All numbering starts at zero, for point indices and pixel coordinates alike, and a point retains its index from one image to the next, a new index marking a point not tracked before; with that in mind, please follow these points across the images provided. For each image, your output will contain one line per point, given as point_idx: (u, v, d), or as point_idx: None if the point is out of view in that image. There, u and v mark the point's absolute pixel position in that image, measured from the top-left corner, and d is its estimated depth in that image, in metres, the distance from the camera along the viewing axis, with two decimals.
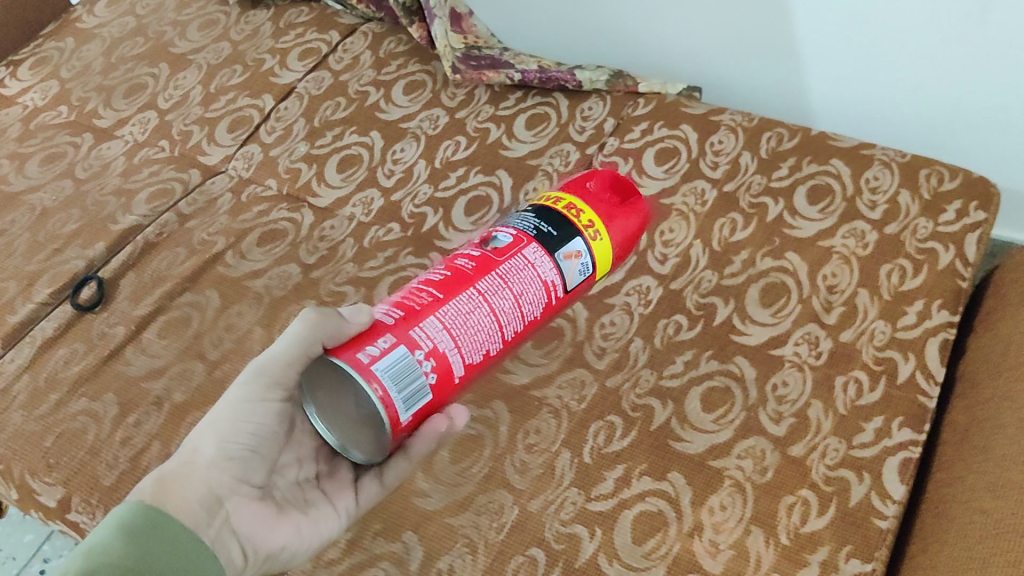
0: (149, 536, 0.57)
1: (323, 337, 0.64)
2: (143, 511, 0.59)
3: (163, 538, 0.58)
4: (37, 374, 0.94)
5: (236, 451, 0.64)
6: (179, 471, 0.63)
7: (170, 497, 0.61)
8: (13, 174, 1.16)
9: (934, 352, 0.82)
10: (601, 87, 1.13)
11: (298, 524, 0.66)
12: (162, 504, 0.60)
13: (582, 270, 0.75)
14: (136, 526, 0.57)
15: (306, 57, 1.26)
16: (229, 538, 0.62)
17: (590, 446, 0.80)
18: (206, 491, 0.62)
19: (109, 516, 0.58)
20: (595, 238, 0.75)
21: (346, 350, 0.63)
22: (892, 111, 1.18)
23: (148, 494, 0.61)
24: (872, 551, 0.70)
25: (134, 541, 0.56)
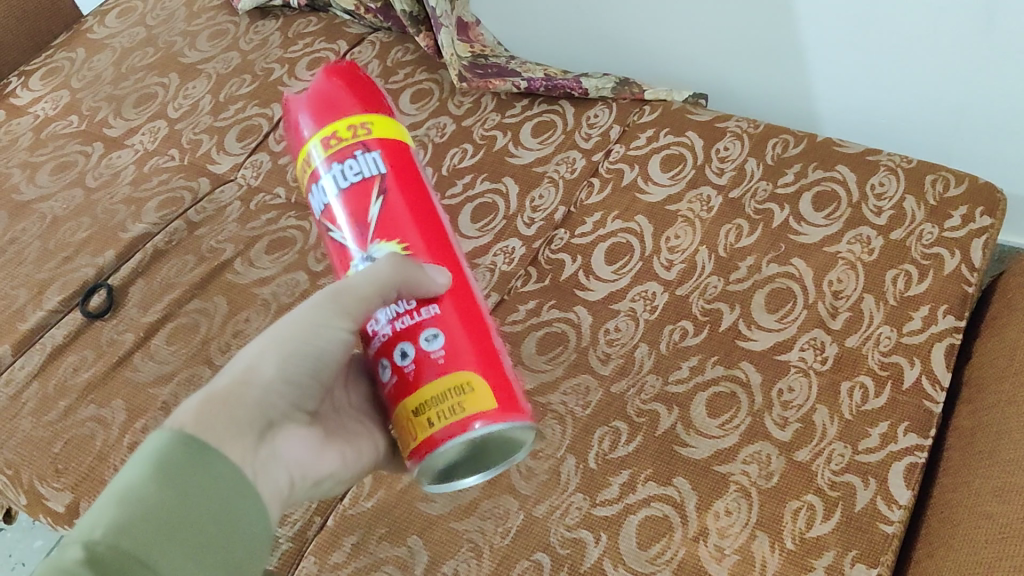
0: (192, 470, 0.51)
1: (403, 287, 0.56)
2: (186, 440, 0.52)
3: (207, 468, 0.52)
4: (46, 381, 0.95)
5: (294, 377, 0.59)
6: (229, 390, 0.56)
7: (220, 419, 0.55)
8: (23, 183, 1.17)
9: (940, 358, 0.82)
10: (607, 94, 1.13)
11: (342, 454, 0.65)
12: (214, 417, 0.55)
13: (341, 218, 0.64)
14: (177, 457, 0.51)
15: (314, 67, 1.26)
16: (275, 465, 0.58)
17: (596, 452, 0.80)
18: (258, 412, 0.57)
19: (143, 448, 0.52)
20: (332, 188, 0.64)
21: (488, 412, 0.56)
22: (899, 117, 1.18)
23: (198, 418, 0.54)
24: (877, 556, 0.70)
25: (174, 474, 0.51)
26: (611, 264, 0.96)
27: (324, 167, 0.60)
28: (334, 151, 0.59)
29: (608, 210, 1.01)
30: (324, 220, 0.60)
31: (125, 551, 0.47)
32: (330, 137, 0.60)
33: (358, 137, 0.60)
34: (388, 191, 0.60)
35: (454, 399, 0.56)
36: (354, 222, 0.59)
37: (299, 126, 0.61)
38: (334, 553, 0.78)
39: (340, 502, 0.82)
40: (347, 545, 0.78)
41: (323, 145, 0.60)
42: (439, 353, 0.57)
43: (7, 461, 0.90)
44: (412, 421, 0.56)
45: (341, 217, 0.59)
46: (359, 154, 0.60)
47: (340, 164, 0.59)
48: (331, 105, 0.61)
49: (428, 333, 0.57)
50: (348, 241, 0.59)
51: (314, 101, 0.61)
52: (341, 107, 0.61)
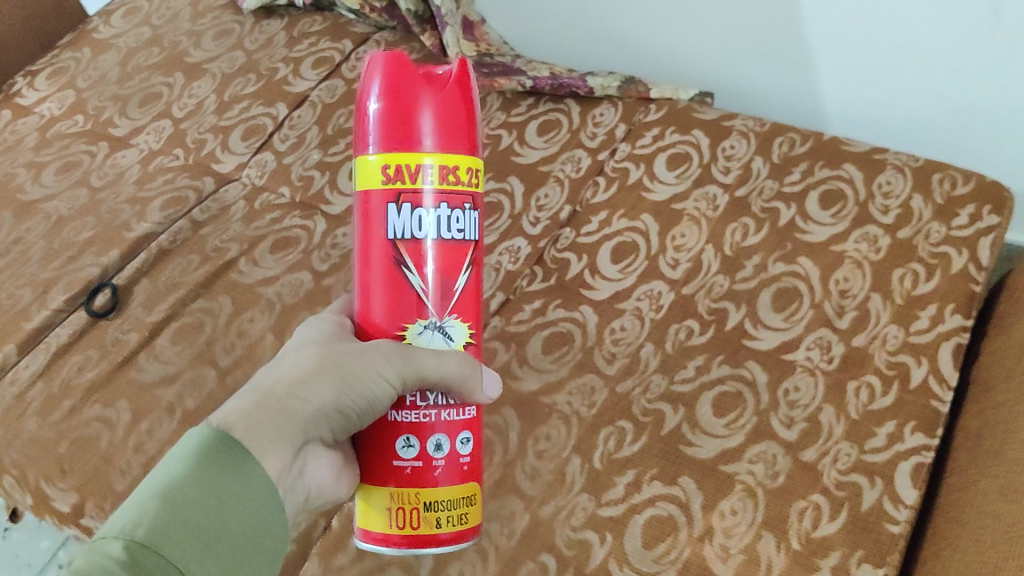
0: (224, 487, 0.49)
1: (465, 390, 0.56)
2: (223, 455, 0.50)
3: (239, 487, 0.50)
4: (50, 381, 0.95)
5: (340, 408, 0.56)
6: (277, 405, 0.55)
7: (263, 433, 0.53)
8: (29, 183, 1.17)
9: (947, 357, 0.81)
10: (613, 93, 1.13)
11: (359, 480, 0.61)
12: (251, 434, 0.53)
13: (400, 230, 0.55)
14: (213, 471, 0.50)
15: (319, 66, 1.26)
16: (298, 485, 0.56)
17: (601, 452, 0.80)
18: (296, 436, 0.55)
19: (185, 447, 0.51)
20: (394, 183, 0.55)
21: (469, 533, 0.58)
22: (907, 115, 1.17)
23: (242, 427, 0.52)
24: (884, 556, 0.70)
25: (210, 488, 0.49)
26: (617, 263, 0.96)
27: (428, 204, 0.55)
28: (447, 195, 0.55)
29: (613, 209, 1.01)
30: (405, 246, 0.55)
31: (164, 558, 0.45)
32: (446, 179, 0.55)
33: (469, 191, 0.57)
34: (475, 260, 0.58)
35: (461, 509, 0.57)
36: (440, 276, 0.56)
37: (407, 128, 0.54)
38: (338, 555, 0.78)
39: (345, 503, 0.81)
40: (352, 546, 0.78)
41: (439, 183, 0.55)
42: (463, 463, 0.58)
43: (12, 462, 0.90)
44: (419, 510, 0.56)
45: (432, 267, 0.56)
46: (465, 210, 0.57)
47: (448, 212, 0.56)
48: (434, 135, 0.55)
49: (461, 439, 0.58)
50: (427, 290, 0.56)
51: (437, 119, 0.55)
52: (452, 148, 0.55)
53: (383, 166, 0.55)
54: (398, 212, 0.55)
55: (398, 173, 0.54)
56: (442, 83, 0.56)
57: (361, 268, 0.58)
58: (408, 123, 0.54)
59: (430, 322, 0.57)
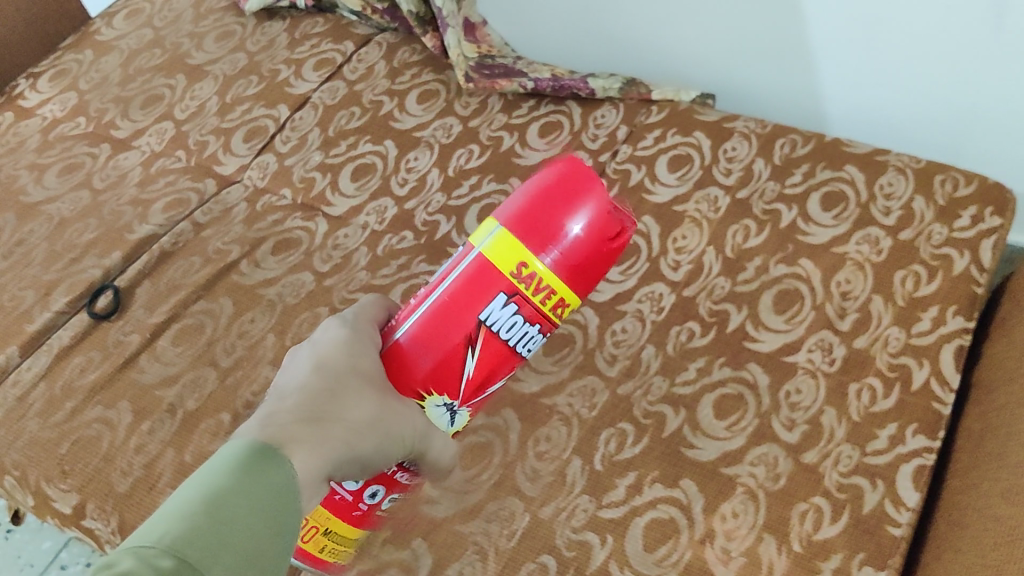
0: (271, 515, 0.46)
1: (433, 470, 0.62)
2: (269, 479, 0.47)
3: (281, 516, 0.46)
4: (53, 383, 0.95)
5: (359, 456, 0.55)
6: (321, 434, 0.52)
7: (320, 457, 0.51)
8: (31, 185, 1.17)
9: (948, 358, 0.81)
10: (614, 94, 1.13)
11: None
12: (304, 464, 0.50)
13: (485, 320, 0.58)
14: (261, 495, 0.46)
15: (320, 68, 1.26)
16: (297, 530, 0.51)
17: (602, 454, 0.80)
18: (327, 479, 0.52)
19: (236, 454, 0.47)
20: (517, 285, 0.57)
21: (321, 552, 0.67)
22: (909, 117, 1.17)
23: (305, 448, 0.50)
24: (885, 558, 0.70)
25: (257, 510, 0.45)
26: (618, 265, 0.96)
27: (525, 317, 0.58)
28: (541, 318, 0.59)
29: None
30: (484, 334, 0.59)
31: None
32: (550, 307, 0.58)
33: (557, 323, 0.60)
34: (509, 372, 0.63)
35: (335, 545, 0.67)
36: (485, 374, 0.60)
37: (558, 243, 0.57)
38: None
39: None
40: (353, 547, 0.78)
41: (545, 307, 0.58)
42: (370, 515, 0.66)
43: (13, 462, 0.90)
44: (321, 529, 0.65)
45: (487, 366, 0.60)
46: (543, 335, 0.61)
47: (532, 333, 0.60)
48: (576, 268, 0.58)
49: (386, 498, 0.66)
50: (468, 379, 0.60)
51: (585, 258, 0.57)
52: (576, 288, 0.58)
53: (522, 260, 0.57)
54: (501, 304, 0.58)
55: (527, 276, 0.57)
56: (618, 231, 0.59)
57: (438, 310, 0.59)
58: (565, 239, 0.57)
59: (449, 404, 0.61)
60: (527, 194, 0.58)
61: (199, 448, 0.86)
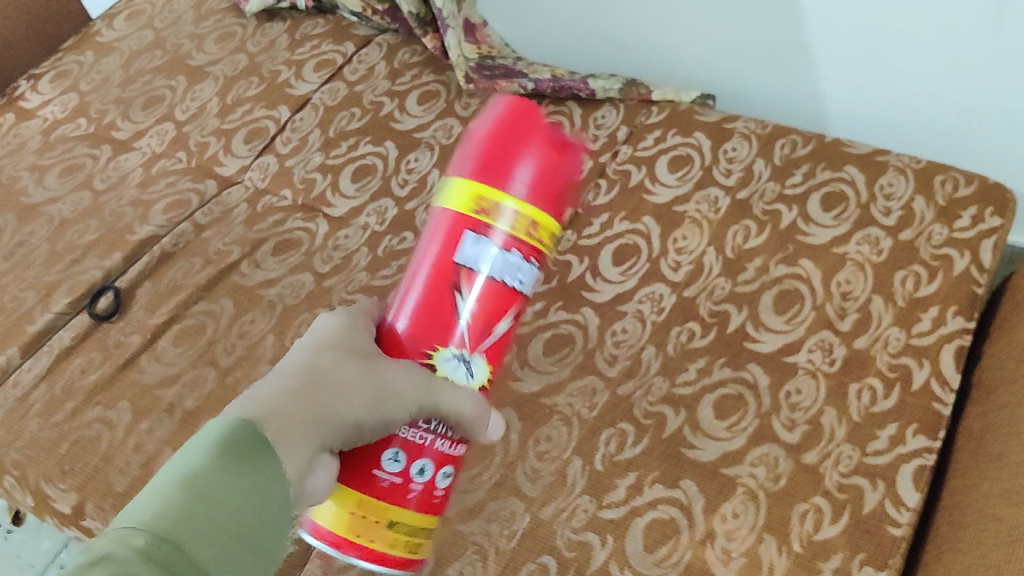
0: (250, 493, 0.48)
1: (468, 428, 0.59)
2: (254, 456, 0.49)
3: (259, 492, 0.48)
4: (54, 383, 0.95)
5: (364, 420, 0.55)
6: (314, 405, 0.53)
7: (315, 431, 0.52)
8: (32, 186, 1.17)
9: (949, 359, 0.81)
10: (615, 95, 1.13)
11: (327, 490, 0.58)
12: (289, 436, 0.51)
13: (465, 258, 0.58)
14: (239, 474, 0.48)
15: (321, 69, 1.26)
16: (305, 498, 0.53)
17: (602, 454, 0.80)
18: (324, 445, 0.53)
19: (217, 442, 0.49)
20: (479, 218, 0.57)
21: None
22: (909, 117, 1.17)
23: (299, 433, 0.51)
24: (885, 559, 0.70)
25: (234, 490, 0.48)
26: (618, 265, 0.96)
27: (494, 239, 0.57)
28: (518, 244, 0.57)
29: (614, 211, 1.01)
30: (466, 275, 0.58)
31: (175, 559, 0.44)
32: (526, 232, 0.57)
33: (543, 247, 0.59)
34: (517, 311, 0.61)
35: (415, 538, 0.61)
36: (485, 317, 0.59)
37: (514, 178, 0.57)
38: (339, 556, 0.78)
39: None
40: None
41: (523, 234, 0.57)
42: (431, 497, 0.61)
43: (14, 462, 0.90)
44: (377, 526, 0.59)
45: (483, 306, 0.59)
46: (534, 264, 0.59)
47: (518, 262, 0.58)
48: (543, 193, 0.58)
49: None
50: (469, 323, 0.59)
51: (543, 179, 0.58)
52: (538, 201, 0.57)
53: (475, 199, 0.57)
54: (468, 243, 0.58)
55: (485, 210, 0.57)
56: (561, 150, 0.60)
57: (421, 279, 0.60)
58: (513, 177, 0.57)
59: (459, 354, 0.60)
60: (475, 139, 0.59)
61: None
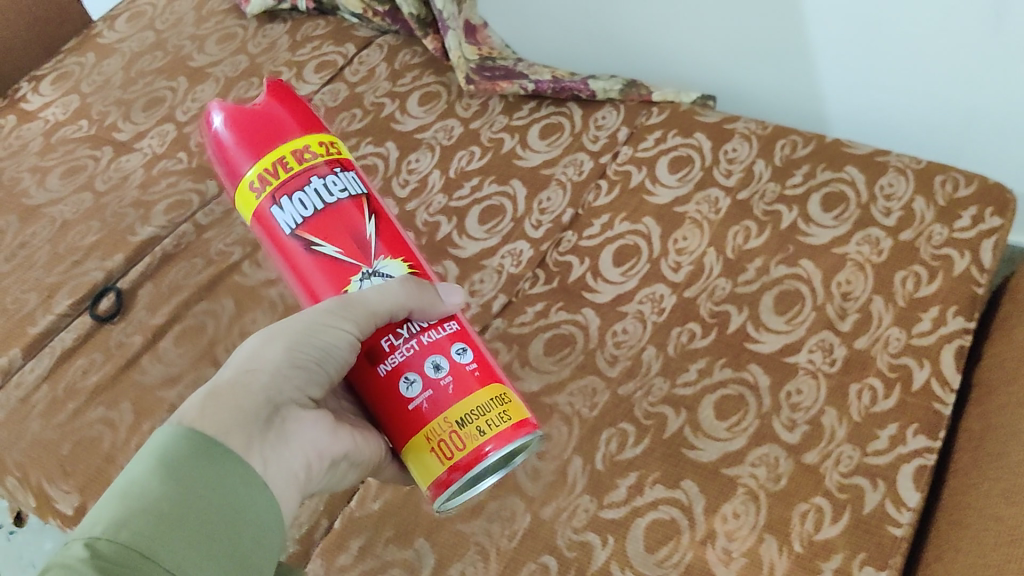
0: (193, 466, 0.50)
1: (414, 307, 0.59)
2: (187, 436, 0.51)
3: (209, 462, 0.50)
4: (56, 384, 0.95)
5: (303, 364, 0.57)
6: (235, 379, 0.55)
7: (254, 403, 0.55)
8: (34, 187, 1.18)
9: (949, 359, 0.81)
10: (615, 96, 1.13)
11: (354, 436, 0.63)
12: (212, 412, 0.53)
13: (298, 203, 0.61)
14: (176, 457, 0.50)
15: (321, 70, 1.27)
16: (291, 451, 0.57)
17: (603, 454, 0.80)
18: (266, 400, 0.55)
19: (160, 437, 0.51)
20: (268, 179, 0.61)
21: None
22: (908, 117, 1.17)
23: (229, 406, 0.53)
24: (886, 559, 0.70)
25: (175, 472, 0.49)
26: (619, 266, 0.96)
27: (306, 185, 0.61)
28: (333, 160, 0.64)
29: (615, 212, 1.01)
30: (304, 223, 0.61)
31: (129, 549, 0.45)
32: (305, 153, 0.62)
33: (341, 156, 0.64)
34: (372, 208, 0.64)
35: (499, 404, 0.59)
36: (348, 230, 0.61)
37: (235, 149, 0.62)
38: (341, 556, 0.78)
39: (348, 504, 0.82)
40: (354, 548, 0.78)
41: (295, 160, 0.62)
42: (470, 370, 0.60)
43: (16, 463, 0.90)
44: (457, 433, 0.57)
45: (334, 225, 0.61)
46: (338, 171, 0.63)
47: (323, 180, 0.62)
48: (278, 129, 0.63)
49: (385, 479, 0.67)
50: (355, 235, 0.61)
51: (242, 127, 0.62)
52: (306, 130, 0.63)
53: (258, 173, 0.62)
54: (279, 208, 0.61)
55: (275, 168, 0.62)
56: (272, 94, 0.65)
57: (294, 279, 0.63)
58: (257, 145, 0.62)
59: (364, 273, 0.61)
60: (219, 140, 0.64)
61: None
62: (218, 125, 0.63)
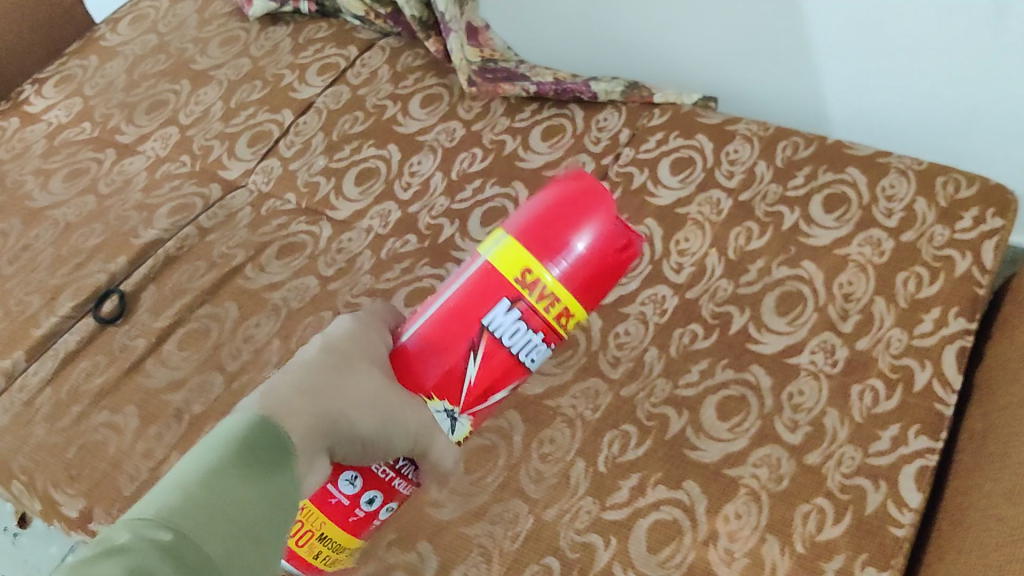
0: (257, 473, 0.49)
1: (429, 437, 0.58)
2: (266, 433, 0.51)
3: (268, 475, 0.50)
4: (60, 387, 0.96)
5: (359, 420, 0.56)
6: (310, 401, 0.54)
7: (313, 432, 0.53)
8: (37, 191, 1.18)
9: (951, 359, 0.81)
10: (617, 98, 1.13)
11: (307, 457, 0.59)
12: (300, 415, 0.53)
13: (512, 335, 0.61)
14: (251, 446, 0.50)
15: (324, 72, 1.27)
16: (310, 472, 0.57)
17: (605, 455, 0.80)
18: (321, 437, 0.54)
19: (236, 426, 0.51)
20: (527, 292, 0.60)
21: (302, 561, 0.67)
22: (910, 118, 1.17)
23: (300, 420, 0.53)
24: (888, 559, 0.70)
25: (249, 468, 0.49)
26: None
27: (533, 329, 0.61)
28: (546, 328, 0.61)
29: (617, 214, 1.01)
30: (487, 338, 0.61)
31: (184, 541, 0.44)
32: (556, 317, 0.61)
33: (561, 335, 0.62)
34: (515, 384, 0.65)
35: None
36: (490, 384, 0.63)
37: (564, 256, 0.60)
38: None
39: None
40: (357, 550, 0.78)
41: (547, 314, 0.60)
42: (369, 522, 0.65)
43: (21, 467, 0.90)
44: None
45: (490, 371, 0.62)
46: (547, 347, 0.63)
47: (538, 342, 0.62)
48: (563, 258, 0.60)
49: (384, 507, 0.65)
50: (469, 387, 0.63)
51: (585, 270, 0.60)
52: (580, 296, 0.60)
53: (530, 268, 0.60)
54: (507, 309, 0.60)
55: (530, 282, 0.60)
56: (623, 244, 0.62)
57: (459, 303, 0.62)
58: (565, 256, 0.60)
59: (449, 410, 0.63)
60: (539, 208, 0.61)
61: None
62: (558, 197, 0.61)
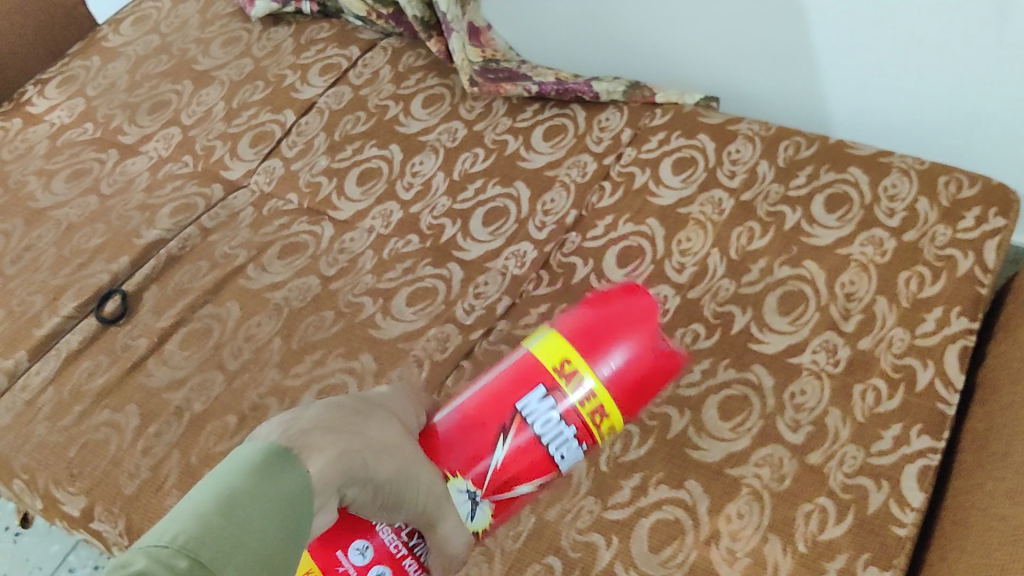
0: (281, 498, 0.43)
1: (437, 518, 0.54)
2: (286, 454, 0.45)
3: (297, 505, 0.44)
4: (62, 386, 0.96)
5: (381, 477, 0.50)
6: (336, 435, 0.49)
7: (334, 468, 0.47)
8: (40, 191, 1.18)
9: (953, 359, 0.81)
10: (618, 98, 1.13)
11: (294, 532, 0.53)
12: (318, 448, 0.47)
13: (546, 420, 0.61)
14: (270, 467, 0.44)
15: (326, 73, 1.27)
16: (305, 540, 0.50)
17: (607, 455, 0.80)
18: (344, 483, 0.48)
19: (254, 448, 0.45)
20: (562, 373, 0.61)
21: None
22: (914, 118, 1.17)
23: (320, 455, 0.47)
24: (890, 559, 0.70)
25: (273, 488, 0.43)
26: (622, 267, 0.96)
27: (567, 421, 0.61)
28: (584, 430, 0.61)
29: (618, 214, 1.01)
30: (518, 422, 0.62)
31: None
32: (592, 416, 0.61)
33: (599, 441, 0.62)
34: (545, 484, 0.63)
35: None
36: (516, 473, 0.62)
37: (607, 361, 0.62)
38: None
39: None
40: None
41: (586, 413, 0.61)
42: None
43: (22, 466, 0.90)
44: None
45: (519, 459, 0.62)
46: (582, 446, 0.62)
47: (572, 439, 0.61)
48: (602, 355, 0.62)
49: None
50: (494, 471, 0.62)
51: (624, 367, 0.62)
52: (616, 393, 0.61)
53: (567, 358, 0.62)
54: (543, 397, 0.61)
55: (570, 370, 0.61)
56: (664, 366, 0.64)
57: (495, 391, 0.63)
58: (607, 359, 0.62)
59: (471, 493, 0.61)
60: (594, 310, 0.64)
61: (206, 452, 0.87)
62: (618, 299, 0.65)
